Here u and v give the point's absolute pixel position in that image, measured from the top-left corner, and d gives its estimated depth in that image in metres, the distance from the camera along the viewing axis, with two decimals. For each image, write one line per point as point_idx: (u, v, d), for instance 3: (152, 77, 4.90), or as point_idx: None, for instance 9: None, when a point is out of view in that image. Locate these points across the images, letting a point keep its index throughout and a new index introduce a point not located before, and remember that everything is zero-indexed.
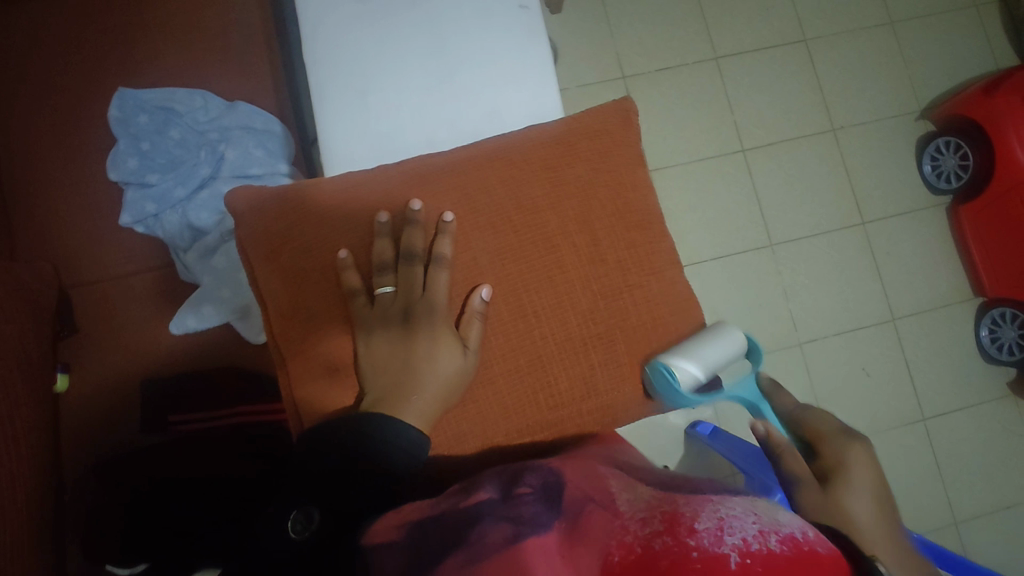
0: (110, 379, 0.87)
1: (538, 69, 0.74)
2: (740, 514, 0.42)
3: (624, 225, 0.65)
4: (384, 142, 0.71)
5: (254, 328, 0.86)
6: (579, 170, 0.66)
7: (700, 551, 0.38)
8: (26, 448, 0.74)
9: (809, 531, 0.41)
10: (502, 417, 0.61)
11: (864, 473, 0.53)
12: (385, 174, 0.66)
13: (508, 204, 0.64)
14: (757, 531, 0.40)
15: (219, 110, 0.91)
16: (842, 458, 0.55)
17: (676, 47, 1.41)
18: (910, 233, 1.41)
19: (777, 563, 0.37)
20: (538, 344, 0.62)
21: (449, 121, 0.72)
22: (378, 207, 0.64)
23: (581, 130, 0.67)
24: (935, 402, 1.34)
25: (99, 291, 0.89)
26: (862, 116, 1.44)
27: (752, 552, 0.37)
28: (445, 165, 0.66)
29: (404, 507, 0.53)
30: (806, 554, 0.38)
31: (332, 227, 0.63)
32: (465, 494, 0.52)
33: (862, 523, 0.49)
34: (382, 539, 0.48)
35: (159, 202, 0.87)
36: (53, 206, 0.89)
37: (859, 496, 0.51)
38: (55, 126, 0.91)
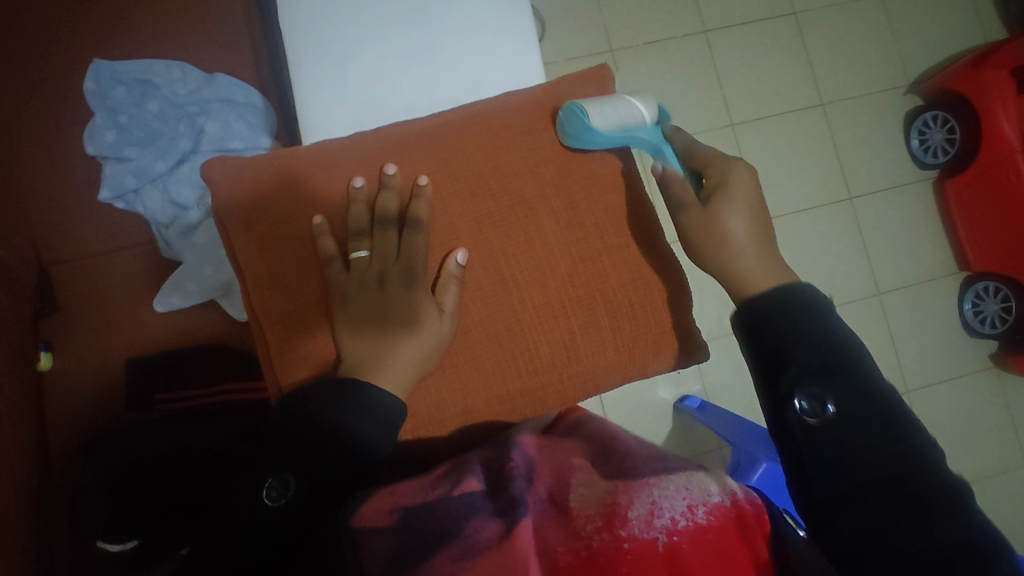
0: (92, 356, 0.86)
1: (524, 37, 0.72)
2: (671, 492, 0.48)
3: (601, 188, 0.65)
4: (365, 111, 0.69)
5: (238, 305, 0.85)
6: (554, 134, 0.66)
7: (632, 540, 0.44)
8: (10, 427, 0.73)
9: (737, 492, 0.48)
10: (482, 384, 0.61)
11: (741, 193, 0.61)
12: (362, 136, 0.65)
13: (486, 169, 0.64)
14: (685, 507, 0.46)
15: (196, 82, 0.89)
16: (723, 179, 0.62)
17: (664, 20, 1.40)
18: (896, 208, 1.41)
19: (701, 536, 0.44)
20: (516, 309, 0.62)
21: (431, 90, 0.71)
22: (353, 172, 0.63)
23: (561, 95, 0.67)
24: (918, 375, 1.36)
25: (81, 269, 0.87)
26: (850, 90, 1.43)
27: (678, 530, 0.45)
28: (426, 134, 0.65)
29: (395, 488, 0.53)
30: (729, 522, 0.45)
31: (308, 191, 0.62)
32: (456, 479, 0.52)
33: (735, 234, 0.59)
34: (374, 524, 0.47)
35: (138, 176, 0.85)
36: (28, 181, 0.87)
37: (736, 231, 0.59)
38: (28, 99, 0.88)
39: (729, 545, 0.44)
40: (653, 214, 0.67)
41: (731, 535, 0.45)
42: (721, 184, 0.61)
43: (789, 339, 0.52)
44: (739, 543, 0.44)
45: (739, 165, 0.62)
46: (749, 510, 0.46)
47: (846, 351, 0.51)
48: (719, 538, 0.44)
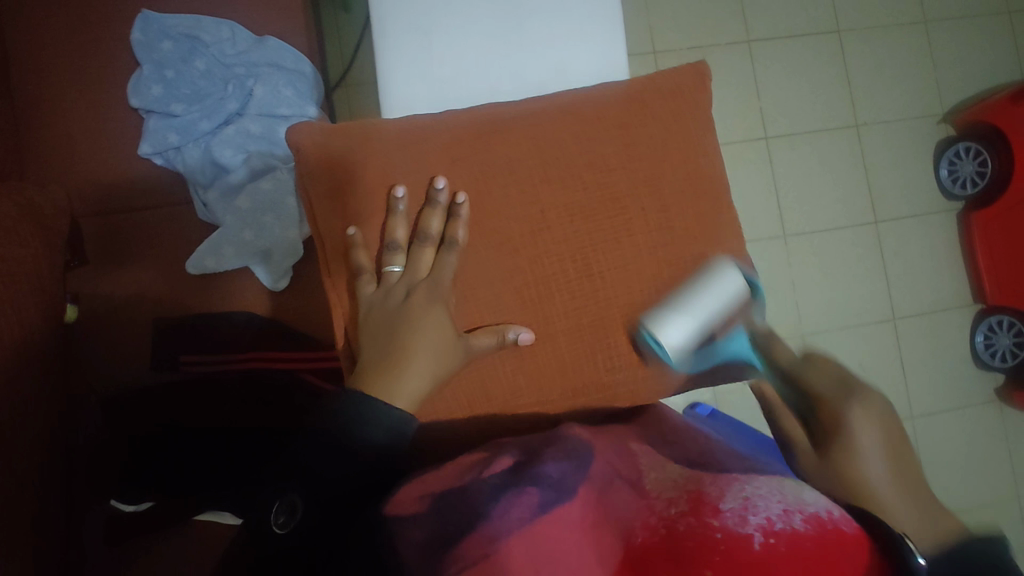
0: (120, 315, 0.85)
1: (604, 27, 0.71)
2: (766, 494, 0.43)
3: (689, 191, 0.64)
4: (446, 88, 0.69)
5: (273, 273, 0.85)
6: (651, 130, 0.64)
7: (724, 532, 0.40)
8: (34, 378, 0.72)
9: (832, 509, 0.41)
10: (560, 374, 0.61)
11: (866, 414, 0.52)
12: (453, 115, 0.64)
13: (580, 160, 0.62)
14: (781, 511, 0.41)
15: (245, 43, 0.87)
16: (834, 417, 0.53)
17: (711, 26, 1.39)
18: (920, 235, 1.42)
19: (799, 543, 0.39)
20: (603, 306, 0.61)
21: (512, 72, 0.70)
22: (441, 150, 0.62)
23: (652, 89, 0.65)
24: (924, 402, 1.38)
25: (114, 224, 0.86)
26: (887, 113, 1.43)
27: (777, 532, 0.39)
28: (518, 119, 0.63)
29: (427, 475, 0.52)
30: (830, 534, 0.39)
31: (388, 162, 0.61)
32: (485, 462, 0.52)
33: (882, 480, 0.47)
34: (407, 508, 0.48)
35: (182, 133, 0.84)
36: (67, 129, 0.85)
37: (871, 455, 0.49)
38: (72, 43, 0.85)
39: (830, 555, 0.38)
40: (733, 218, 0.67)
41: (833, 547, 0.38)
42: (850, 397, 0.54)
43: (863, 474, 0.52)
44: (842, 558, 0.38)
45: (863, 403, 0.53)
46: (848, 529, 0.40)
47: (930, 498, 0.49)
48: (819, 553, 0.38)
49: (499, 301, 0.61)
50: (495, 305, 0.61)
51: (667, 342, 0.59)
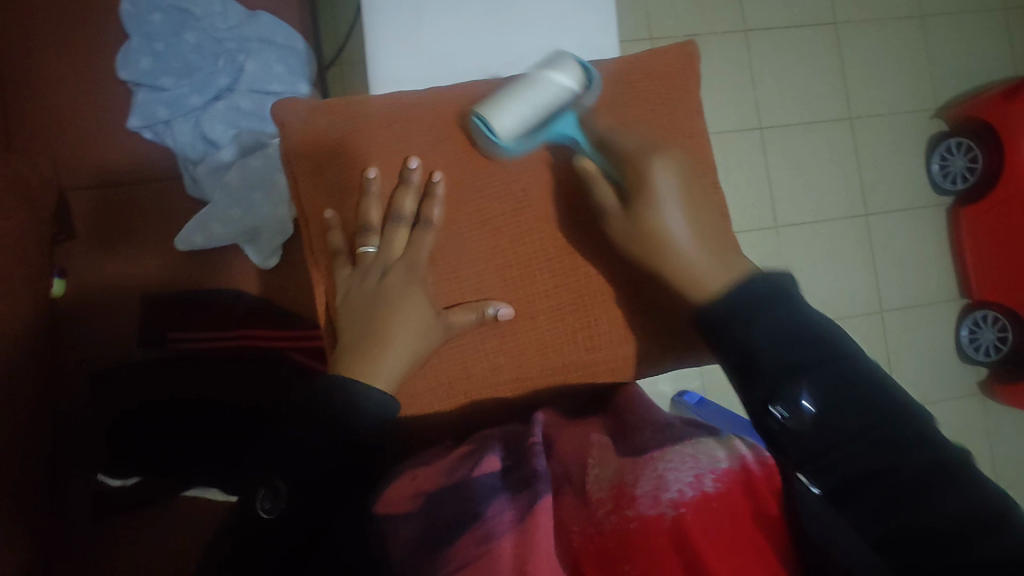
0: (107, 289, 0.85)
1: (597, 11, 0.71)
2: (677, 463, 0.44)
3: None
4: (438, 65, 0.69)
5: (261, 251, 0.84)
6: (644, 112, 0.63)
7: (639, 519, 0.41)
8: (19, 350, 0.72)
9: (747, 455, 0.45)
10: (539, 353, 0.61)
11: (665, 178, 0.54)
12: (441, 93, 0.63)
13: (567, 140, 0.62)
14: (692, 478, 0.43)
15: (237, 18, 0.86)
16: (643, 180, 0.54)
17: (708, 15, 1.39)
18: (909, 229, 1.43)
19: (709, 506, 0.40)
20: (585, 282, 0.61)
21: (504, 51, 0.70)
22: (427, 127, 0.62)
23: (643, 71, 0.65)
24: (907, 395, 1.39)
25: (101, 198, 0.85)
26: (880, 108, 1.44)
27: (686, 502, 0.41)
28: (505, 94, 0.63)
29: (418, 473, 0.53)
30: (737, 489, 0.42)
31: (375, 139, 0.61)
32: (474, 458, 0.52)
33: (676, 235, 0.53)
34: (399, 510, 0.48)
35: (171, 107, 0.83)
36: (53, 101, 0.83)
37: (673, 216, 0.53)
38: (59, 14, 0.84)
39: (738, 509, 0.41)
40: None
41: (740, 501, 0.41)
42: (639, 182, 0.54)
43: (750, 339, 0.48)
44: (749, 511, 0.41)
45: (661, 154, 0.55)
46: (756, 471, 0.43)
47: (823, 338, 0.47)
48: (732, 520, 0.40)
49: (479, 280, 0.60)
50: (475, 281, 0.60)
51: (499, 128, 0.58)
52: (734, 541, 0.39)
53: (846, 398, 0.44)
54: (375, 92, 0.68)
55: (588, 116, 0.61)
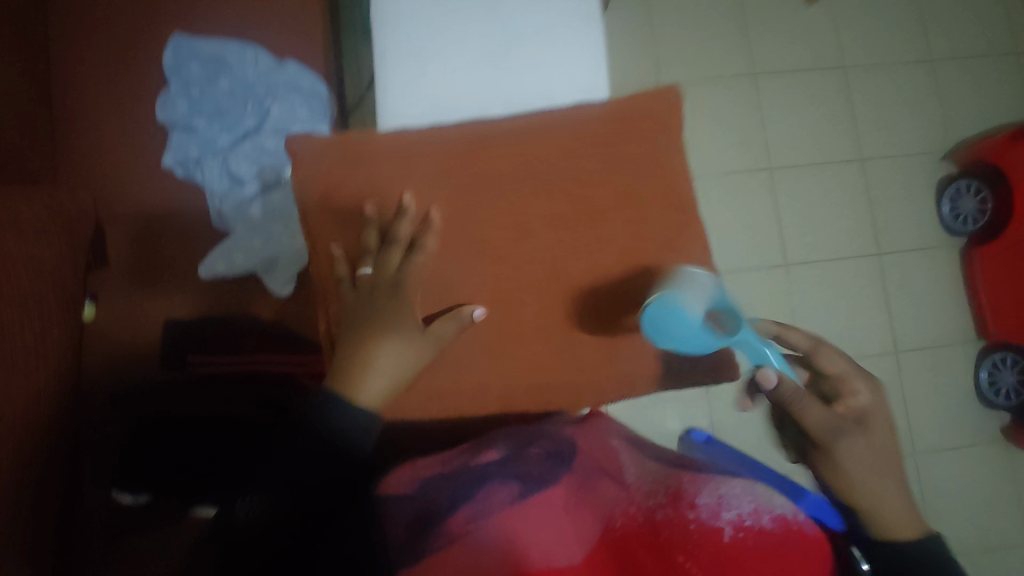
0: (134, 313, 0.90)
1: (593, 57, 0.75)
2: (740, 493, 0.49)
3: (667, 207, 0.66)
4: (443, 105, 0.73)
5: (278, 281, 0.89)
6: (636, 147, 0.66)
7: (698, 523, 0.47)
8: (49, 367, 0.77)
9: (800, 514, 0.48)
10: (528, 373, 0.65)
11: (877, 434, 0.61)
12: (441, 130, 0.65)
13: (561, 177, 0.65)
14: (751, 508, 0.47)
15: (266, 66, 0.93)
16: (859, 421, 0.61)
17: (715, 60, 1.44)
18: (922, 270, 1.42)
19: (766, 539, 0.44)
20: (573, 308, 0.65)
21: (506, 93, 0.74)
22: (431, 162, 0.65)
23: (639, 109, 0.66)
24: (926, 439, 1.36)
25: (133, 228, 0.91)
26: (888, 150, 1.46)
27: (747, 527, 0.46)
28: (507, 131, 0.66)
29: (416, 463, 0.65)
30: (794, 535, 0.45)
31: (383, 173, 0.65)
32: (475, 452, 0.62)
33: (880, 488, 0.57)
34: (396, 492, 0.60)
35: (201, 147, 0.90)
36: (97, 140, 0.91)
37: (879, 465, 0.59)
38: (109, 63, 0.93)
39: (794, 548, 0.44)
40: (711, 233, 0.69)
41: (797, 544, 0.45)
42: (856, 430, 0.61)
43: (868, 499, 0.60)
44: (803, 559, 0.44)
45: (874, 410, 0.63)
46: (809, 532, 0.46)
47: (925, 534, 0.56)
48: (783, 550, 0.44)
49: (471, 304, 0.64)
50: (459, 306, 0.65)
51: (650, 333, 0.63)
52: (785, 567, 0.43)
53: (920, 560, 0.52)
54: (381, 127, 0.73)
55: (577, 156, 0.65)
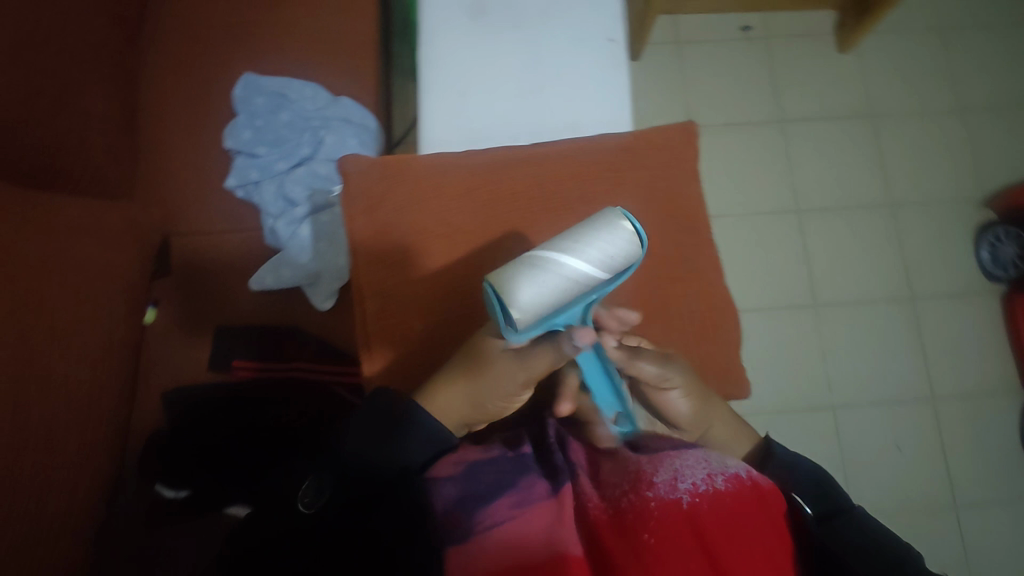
0: (188, 320, 0.97)
1: (619, 95, 0.81)
2: (692, 462, 0.55)
3: (675, 227, 0.74)
4: (475, 135, 0.80)
5: (321, 294, 0.95)
6: (646, 174, 0.73)
7: (658, 500, 0.51)
8: (112, 363, 0.84)
9: (751, 471, 0.55)
10: (547, 377, 0.71)
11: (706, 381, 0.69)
12: (474, 154, 0.73)
13: (580, 203, 0.72)
14: (705, 474, 0.53)
15: (323, 101, 1.03)
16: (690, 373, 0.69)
17: (744, 106, 1.49)
18: (960, 316, 1.39)
19: (720, 499, 0.51)
20: None
21: (536, 127, 0.81)
22: (464, 184, 0.72)
23: (648, 142, 0.74)
24: (969, 493, 1.30)
25: (193, 242, 0.99)
26: (921, 195, 1.46)
27: (700, 493, 0.51)
28: (532, 159, 0.73)
29: (467, 452, 0.61)
30: (745, 490, 0.52)
31: (422, 193, 0.71)
32: (507, 443, 0.62)
33: (711, 413, 0.67)
34: (446, 473, 0.58)
35: (261, 171, 0.99)
36: (170, 164, 1.01)
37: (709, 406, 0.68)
38: (185, 97, 1.04)
39: (745, 508, 0.51)
40: (714, 255, 0.75)
41: (747, 498, 0.52)
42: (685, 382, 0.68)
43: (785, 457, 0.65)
44: (755, 504, 0.52)
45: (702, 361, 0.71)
46: (763, 486, 0.54)
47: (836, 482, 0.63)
48: (735, 505, 0.51)
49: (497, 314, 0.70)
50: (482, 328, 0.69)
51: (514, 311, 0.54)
52: (738, 529, 0.50)
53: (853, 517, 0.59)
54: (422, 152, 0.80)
55: (591, 180, 0.73)
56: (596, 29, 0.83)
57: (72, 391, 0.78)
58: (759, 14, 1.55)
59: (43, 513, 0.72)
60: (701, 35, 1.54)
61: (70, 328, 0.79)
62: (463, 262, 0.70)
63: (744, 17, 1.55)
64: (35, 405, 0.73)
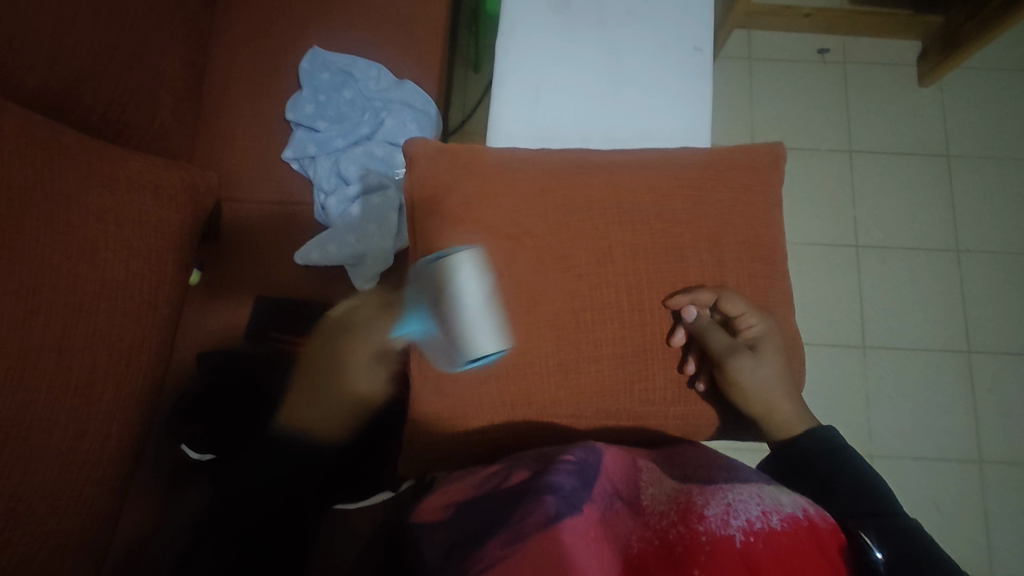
0: (231, 286, 0.97)
1: (697, 108, 0.78)
2: (745, 498, 0.48)
3: (749, 253, 0.69)
4: (546, 132, 0.78)
5: (364, 277, 0.95)
6: (723, 194, 0.70)
7: (709, 535, 0.45)
8: (156, 321, 0.84)
9: (808, 508, 0.48)
10: (599, 396, 0.66)
11: (773, 350, 0.65)
12: (547, 156, 0.71)
13: (652, 213, 0.68)
14: (759, 512, 0.46)
15: (387, 83, 1.02)
16: (757, 341, 0.65)
17: (813, 131, 1.44)
18: (1020, 377, 1.31)
19: (777, 538, 0.44)
20: (646, 336, 0.66)
21: (607, 131, 0.78)
22: (532, 181, 0.69)
23: (730, 162, 0.71)
24: (1007, 564, 1.22)
25: (246, 210, 1.00)
26: (991, 244, 1.38)
27: (756, 531, 0.44)
28: (603, 165, 0.70)
29: (449, 488, 0.60)
30: (802, 530, 0.45)
31: (486, 186, 0.69)
32: (506, 473, 0.57)
33: (776, 400, 0.63)
34: (431, 519, 0.55)
35: (319, 146, 0.99)
36: (232, 129, 1.02)
37: (773, 380, 0.64)
38: (255, 65, 1.04)
39: (802, 549, 0.44)
40: (786, 288, 0.70)
41: (805, 541, 0.44)
42: (750, 353, 0.64)
43: (827, 467, 0.60)
44: (815, 550, 0.44)
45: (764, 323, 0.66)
46: (821, 525, 0.46)
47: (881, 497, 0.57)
48: (791, 546, 0.43)
49: (553, 325, 0.66)
50: (533, 341, 0.66)
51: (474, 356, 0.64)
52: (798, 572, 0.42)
53: (899, 529, 0.53)
54: (489, 145, 0.78)
55: (666, 192, 0.69)
56: (681, 38, 0.80)
57: (117, 344, 0.78)
58: (838, 37, 1.49)
59: (73, 461, 0.73)
60: (776, 54, 1.48)
61: (122, 281, 0.80)
62: (523, 266, 0.67)
63: (822, 39, 1.49)
64: (79, 352, 0.74)
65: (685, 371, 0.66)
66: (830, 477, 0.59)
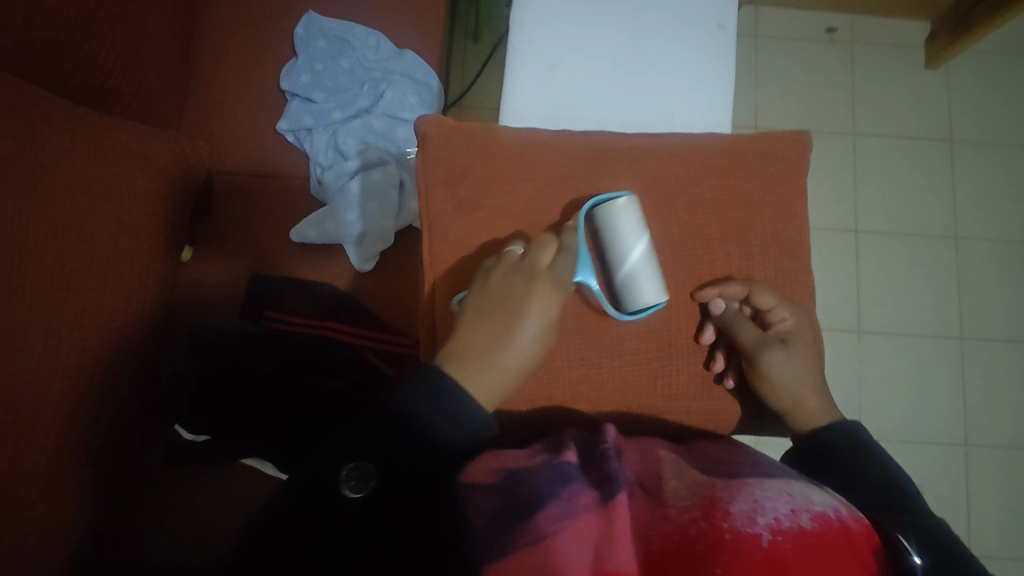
0: (227, 264, 0.93)
1: (719, 90, 0.76)
2: (773, 495, 0.48)
3: (777, 249, 0.68)
4: (564, 112, 0.75)
5: (363, 255, 0.92)
6: (750, 184, 0.68)
7: (733, 532, 0.44)
8: (142, 297, 0.81)
9: (840, 509, 0.48)
10: (617, 393, 0.66)
11: (803, 343, 0.65)
12: (571, 140, 0.68)
13: (679, 200, 0.67)
14: (788, 510, 0.46)
15: (387, 53, 0.98)
16: (788, 334, 0.65)
17: (818, 113, 1.41)
18: (1009, 364, 1.33)
19: (806, 539, 0.43)
20: (674, 331, 0.67)
21: (626, 112, 0.75)
22: (556, 166, 0.67)
23: (758, 150, 0.69)
24: (987, 543, 1.26)
25: (240, 184, 0.96)
26: (989, 231, 1.38)
27: (785, 530, 0.44)
28: (625, 151, 0.68)
29: (498, 453, 0.57)
30: (834, 531, 0.45)
31: (504, 170, 0.67)
32: (553, 451, 0.57)
33: (803, 395, 0.63)
34: (481, 481, 0.53)
35: (315, 118, 0.95)
36: (224, 98, 0.97)
37: (801, 372, 0.63)
38: (249, 31, 0.99)
39: (835, 549, 0.44)
40: (809, 282, 0.70)
41: (839, 543, 0.44)
42: (779, 346, 0.64)
43: (855, 461, 0.59)
44: (846, 550, 0.44)
45: (799, 316, 0.66)
46: (854, 527, 0.46)
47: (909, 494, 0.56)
48: (824, 546, 0.43)
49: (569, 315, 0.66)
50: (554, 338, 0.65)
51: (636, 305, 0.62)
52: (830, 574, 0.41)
53: (927, 525, 0.52)
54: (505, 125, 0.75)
55: (690, 182, 0.68)
56: (705, 15, 0.77)
57: (104, 325, 0.75)
58: (848, 16, 1.45)
59: (64, 444, 0.70)
60: (786, 32, 1.45)
61: (111, 259, 0.76)
62: None
63: (831, 18, 1.45)
64: (69, 333, 0.70)
65: (712, 368, 0.66)
66: (857, 469, 0.58)
